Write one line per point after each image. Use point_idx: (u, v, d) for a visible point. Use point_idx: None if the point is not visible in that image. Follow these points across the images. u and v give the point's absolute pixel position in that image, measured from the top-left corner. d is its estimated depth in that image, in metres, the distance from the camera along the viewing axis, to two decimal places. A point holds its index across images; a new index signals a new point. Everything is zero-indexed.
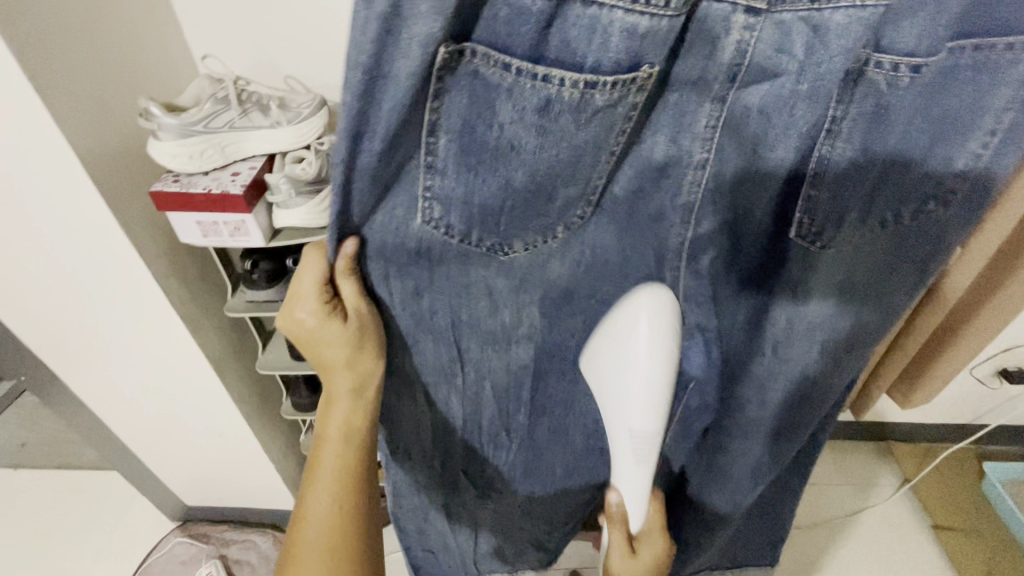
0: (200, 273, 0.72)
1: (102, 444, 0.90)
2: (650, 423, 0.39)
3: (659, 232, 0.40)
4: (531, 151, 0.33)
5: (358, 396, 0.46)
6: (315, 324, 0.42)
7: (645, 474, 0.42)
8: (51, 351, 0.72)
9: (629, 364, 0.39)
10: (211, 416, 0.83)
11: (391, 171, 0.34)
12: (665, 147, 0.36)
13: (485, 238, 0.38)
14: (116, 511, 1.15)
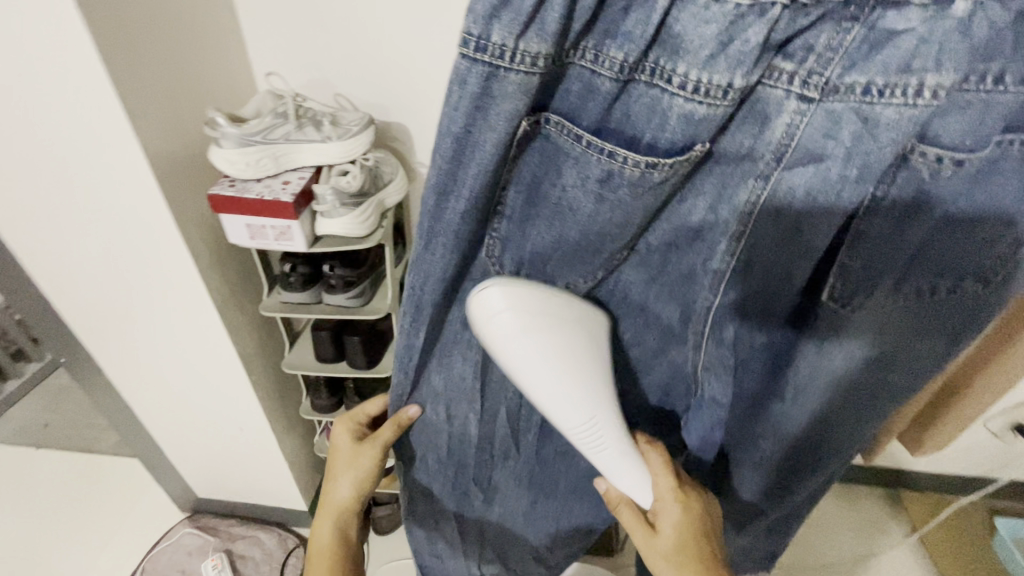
0: (241, 274, 0.75)
1: (128, 429, 0.93)
2: (575, 411, 0.40)
3: (688, 291, 0.41)
4: (589, 214, 0.35)
5: (347, 512, 0.58)
6: (338, 445, 0.58)
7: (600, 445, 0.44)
8: (95, 337, 0.76)
9: (529, 362, 0.38)
10: (234, 411, 0.86)
11: (468, 229, 0.36)
12: (702, 213, 0.38)
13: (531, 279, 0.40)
14: (129, 498, 1.18)
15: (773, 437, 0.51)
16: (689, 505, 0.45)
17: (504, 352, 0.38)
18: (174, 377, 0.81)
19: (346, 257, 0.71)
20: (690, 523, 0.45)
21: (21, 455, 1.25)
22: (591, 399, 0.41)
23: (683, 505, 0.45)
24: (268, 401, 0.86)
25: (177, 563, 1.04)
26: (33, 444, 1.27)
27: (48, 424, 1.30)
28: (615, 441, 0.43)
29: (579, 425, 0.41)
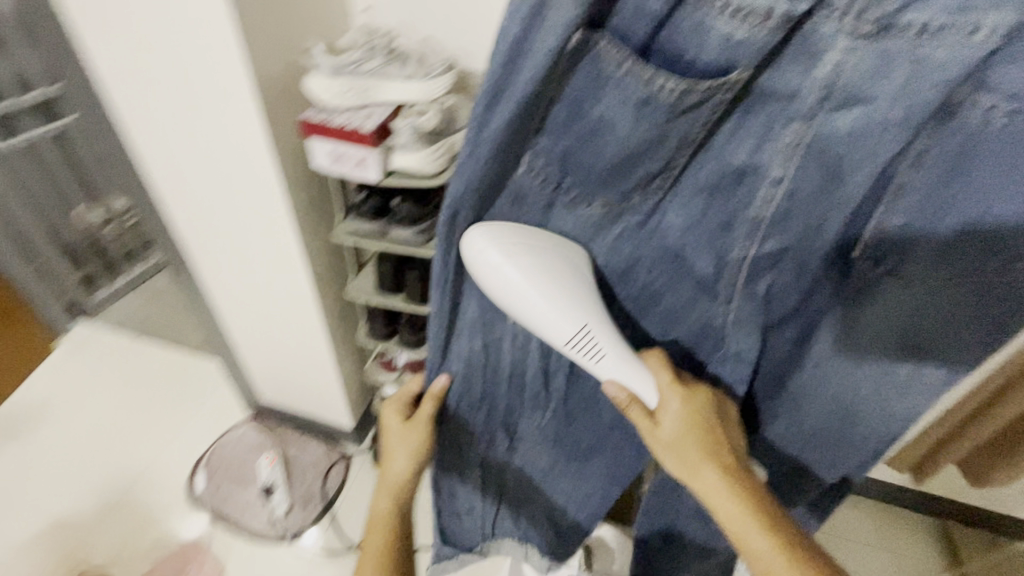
0: (320, 198, 0.81)
1: (211, 326, 1.05)
2: (564, 319, 0.43)
3: (723, 240, 0.44)
4: (626, 131, 0.37)
5: (403, 487, 0.65)
6: (391, 427, 0.63)
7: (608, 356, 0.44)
8: (192, 238, 0.86)
9: (512, 283, 0.42)
10: (300, 324, 0.94)
11: (514, 140, 0.40)
12: (747, 153, 0.40)
13: (572, 189, 0.43)
14: (204, 390, 1.32)
15: (795, 403, 0.51)
16: (694, 399, 0.46)
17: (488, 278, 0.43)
18: (253, 286, 0.90)
19: (415, 196, 0.75)
20: (696, 417, 0.45)
21: (121, 343, 1.43)
22: (574, 305, 0.43)
23: (688, 400, 0.46)
24: (330, 322, 0.94)
25: (239, 455, 1.17)
26: (133, 335, 1.45)
27: (146, 317, 1.48)
28: (614, 345, 0.45)
29: (571, 333, 0.43)
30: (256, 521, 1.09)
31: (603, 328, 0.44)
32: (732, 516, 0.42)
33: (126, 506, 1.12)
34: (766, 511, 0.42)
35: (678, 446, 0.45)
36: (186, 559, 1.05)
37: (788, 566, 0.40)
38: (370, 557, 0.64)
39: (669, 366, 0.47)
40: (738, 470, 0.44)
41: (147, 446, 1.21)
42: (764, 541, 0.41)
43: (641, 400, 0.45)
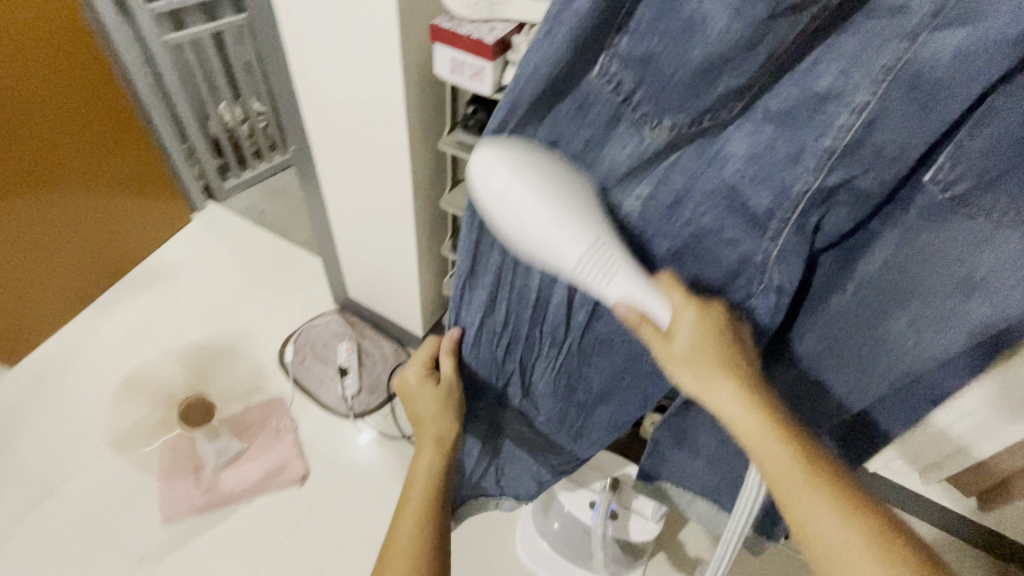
0: (432, 109, 0.87)
1: (319, 218, 1.18)
2: (573, 238, 0.37)
3: (786, 176, 0.35)
4: (719, 32, 0.30)
5: (438, 446, 0.63)
6: (414, 390, 0.61)
7: (622, 275, 0.39)
8: (318, 131, 0.97)
9: (524, 208, 0.37)
10: (393, 227, 1.04)
11: (592, 32, 0.32)
12: (831, 77, 0.32)
13: (642, 104, 0.34)
14: (303, 279, 1.49)
15: (820, 331, 0.44)
16: (709, 309, 0.41)
17: (501, 210, 0.38)
18: (360, 181, 1.00)
19: None
20: (711, 328, 0.40)
21: (242, 226, 1.63)
22: (584, 220, 0.38)
23: (704, 310, 0.41)
24: (419, 227, 1.02)
25: (323, 338, 1.32)
26: (251, 223, 1.65)
27: (264, 211, 1.70)
28: (625, 262, 0.39)
29: (586, 252, 0.38)
30: (329, 395, 1.23)
31: (614, 245, 0.39)
32: (749, 427, 0.40)
33: (231, 357, 1.30)
34: (782, 428, 0.40)
35: (690, 363, 0.41)
36: (270, 410, 1.21)
37: (806, 483, 0.38)
38: (408, 510, 0.61)
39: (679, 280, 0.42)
40: (754, 387, 0.41)
41: (251, 315, 1.39)
42: (779, 453, 0.39)
43: (651, 317, 0.41)
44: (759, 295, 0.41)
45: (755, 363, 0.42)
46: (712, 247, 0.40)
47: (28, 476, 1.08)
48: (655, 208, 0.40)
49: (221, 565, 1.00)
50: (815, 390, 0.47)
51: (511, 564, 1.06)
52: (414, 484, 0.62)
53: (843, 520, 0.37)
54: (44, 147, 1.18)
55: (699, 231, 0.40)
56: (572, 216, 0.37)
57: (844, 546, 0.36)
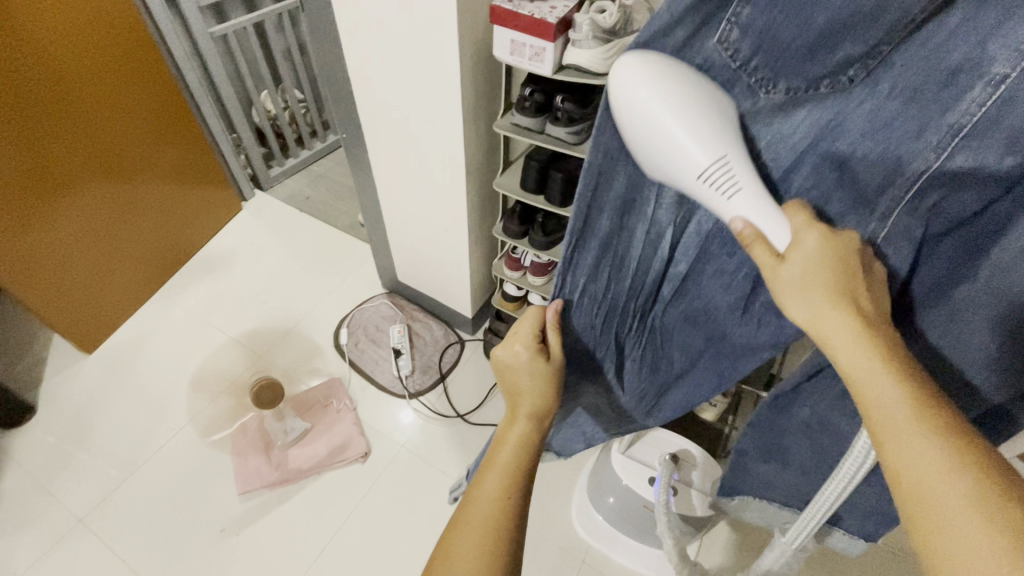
0: (484, 92, 0.88)
1: (369, 204, 1.21)
2: (701, 146, 0.35)
3: (904, 151, 0.35)
4: None
5: (533, 422, 0.54)
6: (521, 357, 0.55)
7: (746, 193, 0.36)
8: (370, 117, 0.99)
9: (645, 108, 0.36)
10: (444, 210, 1.05)
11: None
12: (964, 50, 0.31)
13: (759, 70, 0.36)
14: (351, 263, 1.54)
15: (936, 329, 0.40)
16: (840, 239, 0.36)
17: (637, 110, 0.36)
18: (412, 166, 1.02)
19: (577, 96, 0.78)
20: (841, 255, 0.36)
21: (289, 213, 1.68)
22: (717, 131, 0.36)
23: (833, 236, 0.36)
24: (471, 211, 1.03)
25: (375, 321, 1.38)
26: (297, 210, 1.70)
27: (309, 198, 1.75)
28: (751, 182, 0.36)
29: (705, 165, 0.36)
30: (384, 374, 1.28)
31: (742, 163, 0.36)
32: (857, 357, 0.34)
33: (290, 341, 1.36)
34: (902, 365, 0.34)
35: (804, 290, 0.36)
36: (331, 391, 1.26)
37: (915, 420, 0.32)
38: (496, 472, 0.49)
39: (807, 210, 0.38)
40: (878, 321, 0.35)
41: (305, 299, 1.45)
42: (893, 388, 0.33)
43: (768, 240, 0.37)
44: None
45: (882, 306, 0.36)
46: (815, 223, 0.40)
47: (115, 455, 1.15)
48: (758, 185, 0.41)
49: (295, 536, 1.06)
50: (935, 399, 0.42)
51: (567, 536, 1.09)
52: (501, 451, 0.51)
53: (973, 477, 0.30)
54: (103, 137, 1.22)
55: (803, 208, 0.40)
56: (699, 129, 0.35)
57: (951, 496, 0.30)
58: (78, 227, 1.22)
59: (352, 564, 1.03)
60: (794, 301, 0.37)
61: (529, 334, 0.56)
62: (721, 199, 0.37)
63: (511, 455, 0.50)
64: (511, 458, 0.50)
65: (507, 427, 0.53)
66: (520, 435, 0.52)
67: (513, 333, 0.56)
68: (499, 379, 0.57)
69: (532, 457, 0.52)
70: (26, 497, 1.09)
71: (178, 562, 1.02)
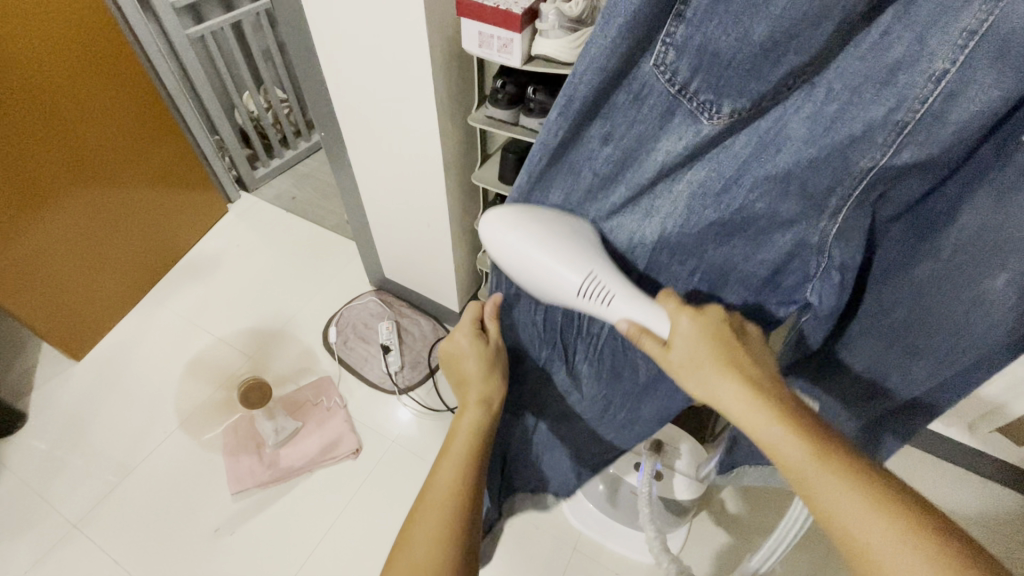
0: (458, 87, 0.88)
1: (352, 202, 1.21)
2: (570, 268, 0.44)
3: (848, 156, 0.36)
4: (784, 4, 0.30)
5: (483, 406, 0.56)
6: (464, 345, 0.58)
7: (623, 293, 0.45)
8: (347, 115, 0.99)
9: (526, 255, 0.45)
10: (427, 206, 1.05)
11: (656, 18, 0.34)
12: (905, 47, 0.31)
13: (700, 92, 0.36)
14: (339, 262, 1.55)
15: (900, 306, 0.42)
16: (705, 316, 0.44)
17: (514, 255, 0.46)
18: (392, 162, 1.02)
19: (550, 87, 0.78)
20: (710, 331, 0.43)
21: (276, 213, 1.68)
22: (581, 255, 0.45)
23: (699, 316, 0.44)
24: (453, 205, 1.04)
25: (363, 318, 1.38)
26: (284, 210, 1.70)
27: (296, 198, 1.75)
28: (620, 287, 0.45)
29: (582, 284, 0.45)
30: (374, 372, 1.29)
31: (610, 274, 0.46)
32: (755, 419, 0.39)
33: (279, 341, 1.36)
34: (796, 418, 0.38)
35: (691, 369, 0.43)
36: (321, 389, 1.27)
37: (822, 467, 0.35)
38: (450, 462, 0.50)
39: (676, 297, 0.46)
40: (763, 382, 0.40)
41: (293, 299, 1.45)
42: (794, 447, 0.36)
43: (652, 331, 0.45)
44: (819, 277, 0.44)
45: (761, 368, 0.42)
46: (767, 227, 0.43)
47: (107, 460, 1.16)
48: (705, 195, 0.43)
49: (290, 533, 1.07)
50: (894, 356, 0.45)
51: (561, 524, 1.11)
52: (456, 438, 0.53)
53: (871, 504, 0.33)
54: (88, 143, 1.22)
55: (753, 215, 0.42)
56: (573, 259, 0.44)
57: (873, 530, 0.32)
58: (62, 234, 1.22)
59: (347, 559, 1.04)
60: (690, 379, 0.43)
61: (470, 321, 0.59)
62: (603, 303, 0.45)
63: (464, 442, 0.52)
64: (464, 444, 0.52)
65: (458, 416, 0.55)
66: (472, 421, 0.54)
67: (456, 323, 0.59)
68: (447, 372, 0.60)
69: (485, 441, 0.53)
70: (20, 505, 1.09)
71: (174, 565, 1.03)
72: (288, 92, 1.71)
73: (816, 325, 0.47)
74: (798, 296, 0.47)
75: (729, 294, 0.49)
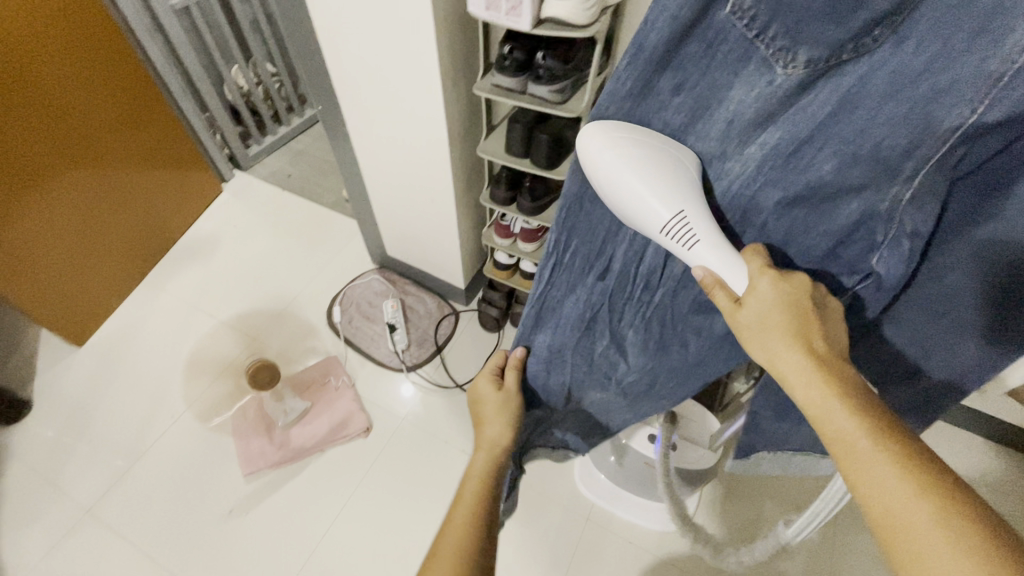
0: (461, 54, 0.85)
1: (351, 178, 1.18)
2: (657, 203, 0.41)
3: (931, 112, 0.34)
4: None
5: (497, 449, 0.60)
6: (484, 390, 0.66)
7: (706, 243, 0.42)
8: (344, 87, 0.95)
9: (620, 175, 0.42)
10: (431, 180, 1.03)
11: None
12: None
13: (776, 36, 0.35)
14: (340, 240, 1.52)
15: (957, 274, 0.40)
16: (789, 280, 0.41)
17: (603, 170, 0.42)
18: (393, 135, 0.98)
19: (559, 52, 0.75)
20: (792, 301, 0.40)
21: (271, 192, 1.65)
22: (673, 188, 0.41)
23: (783, 282, 0.41)
24: (457, 179, 1.01)
25: (366, 297, 1.37)
26: (280, 188, 1.66)
27: (291, 175, 1.71)
28: (706, 233, 0.42)
29: (668, 221, 0.41)
30: (381, 350, 1.28)
31: (697, 215, 0.42)
32: (813, 394, 0.37)
33: (283, 321, 1.35)
34: (856, 399, 0.36)
35: (760, 332, 0.40)
36: (328, 368, 1.26)
37: (876, 450, 0.34)
38: (463, 500, 0.53)
39: (762, 257, 0.43)
40: (831, 360, 0.38)
41: (294, 279, 1.43)
42: (848, 421, 0.35)
43: (725, 285, 0.42)
44: (886, 246, 0.40)
45: (834, 338, 0.40)
46: (834, 195, 0.40)
47: (116, 445, 1.16)
48: (776, 157, 0.41)
49: (304, 511, 1.07)
50: (942, 332, 0.43)
51: (573, 495, 1.12)
52: (469, 480, 0.56)
53: (917, 492, 0.32)
54: (76, 123, 1.17)
55: (826, 184, 0.40)
56: (666, 193, 0.41)
57: (915, 512, 0.32)
58: (55, 218, 1.18)
59: (362, 535, 1.05)
60: (753, 346, 0.41)
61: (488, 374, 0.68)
62: (683, 250, 0.43)
63: (476, 483, 0.56)
64: (476, 484, 0.55)
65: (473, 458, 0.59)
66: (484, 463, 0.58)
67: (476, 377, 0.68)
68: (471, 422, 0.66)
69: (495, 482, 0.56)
70: (32, 492, 1.09)
71: (192, 546, 1.03)
72: (279, 65, 1.66)
73: (871, 298, 0.43)
74: (861, 266, 0.43)
75: (783, 269, 0.47)
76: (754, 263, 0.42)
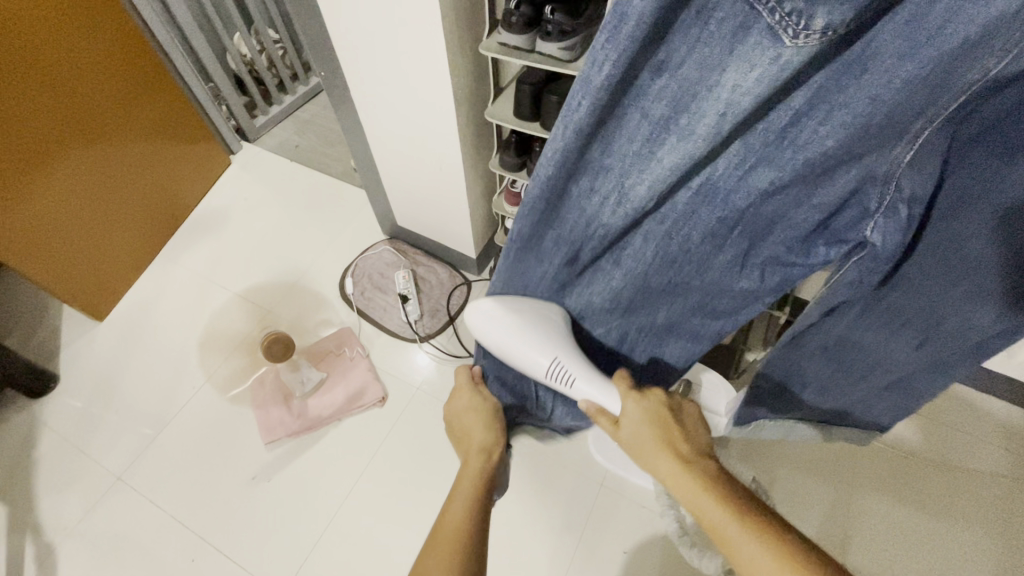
0: (465, 12, 0.80)
1: (358, 147, 1.16)
2: (542, 355, 0.60)
3: (948, 76, 0.33)
4: None
5: (484, 452, 0.63)
6: (466, 406, 0.69)
7: (583, 373, 0.61)
8: (346, 53, 0.92)
9: (512, 346, 0.62)
10: (439, 147, 1.00)
11: None
12: None
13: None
14: (351, 210, 1.51)
15: (978, 240, 0.40)
16: (649, 402, 0.56)
17: (498, 339, 0.63)
18: (399, 102, 0.95)
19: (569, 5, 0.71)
20: (653, 415, 0.55)
21: (280, 162, 1.64)
22: (548, 347, 0.61)
23: (644, 400, 0.57)
24: (465, 144, 0.98)
25: (378, 268, 1.36)
26: (288, 158, 1.65)
27: (298, 145, 1.69)
28: (579, 370, 0.61)
29: (548, 366, 0.61)
30: (393, 321, 1.28)
31: (571, 359, 0.61)
32: (685, 488, 0.48)
33: (296, 293, 1.36)
34: (715, 486, 0.46)
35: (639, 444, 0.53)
36: (342, 340, 1.27)
37: (736, 521, 0.43)
38: (457, 496, 0.56)
39: (628, 381, 0.59)
40: (693, 459, 0.50)
41: (305, 251, 1.43)
42: (712, 504, 0.45)
43: (605, 410, 0.59)
44: (882, 213, 0.43)
45: (692, 446, 0.52)
46: (829, 170, 0.41)
47: (140, 415, 1.19)
48: (768, 134, 0.40)
49: (324, 477, 1.10)
50: (955, 299, 0.44)
51: (586, 462, 1.12)
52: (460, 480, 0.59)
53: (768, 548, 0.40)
54: (81, 102, 1.16)
55: (828, 155, 0.40)
56: (547, 348, 0.60)
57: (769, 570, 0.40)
58: (65, 197, 1.18)
59: (379, 500, 1.07)
60: (636, 456, 0.54)
61: (466, 387, 0.71)
62: (568, 381, 0.61)
63: (468, 479, 0.58)
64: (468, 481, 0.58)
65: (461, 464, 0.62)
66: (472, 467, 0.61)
67: (455, 391, 0.71)
68: (449, 434, 0.68)
69: (483, 478, 0.59)
70: (64, 460, 1.14)
71: (218, 512, 1.07)
72: (282, 31, 1.62)
73: (868, 266, 0.46)
74: (851, 234, 0.46)
75: (767, 245, 0.50)
76: (623, 385, 0.58)
